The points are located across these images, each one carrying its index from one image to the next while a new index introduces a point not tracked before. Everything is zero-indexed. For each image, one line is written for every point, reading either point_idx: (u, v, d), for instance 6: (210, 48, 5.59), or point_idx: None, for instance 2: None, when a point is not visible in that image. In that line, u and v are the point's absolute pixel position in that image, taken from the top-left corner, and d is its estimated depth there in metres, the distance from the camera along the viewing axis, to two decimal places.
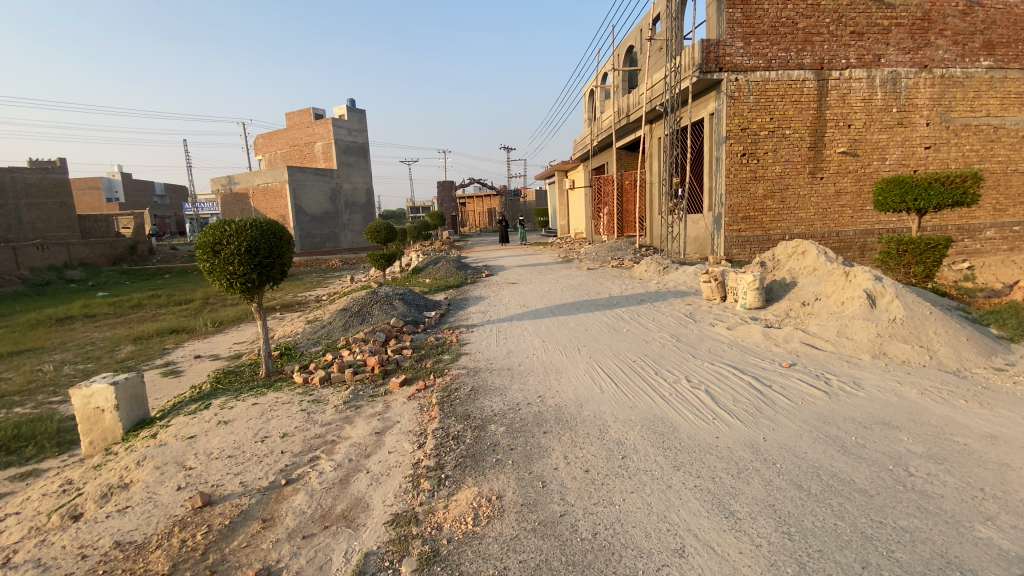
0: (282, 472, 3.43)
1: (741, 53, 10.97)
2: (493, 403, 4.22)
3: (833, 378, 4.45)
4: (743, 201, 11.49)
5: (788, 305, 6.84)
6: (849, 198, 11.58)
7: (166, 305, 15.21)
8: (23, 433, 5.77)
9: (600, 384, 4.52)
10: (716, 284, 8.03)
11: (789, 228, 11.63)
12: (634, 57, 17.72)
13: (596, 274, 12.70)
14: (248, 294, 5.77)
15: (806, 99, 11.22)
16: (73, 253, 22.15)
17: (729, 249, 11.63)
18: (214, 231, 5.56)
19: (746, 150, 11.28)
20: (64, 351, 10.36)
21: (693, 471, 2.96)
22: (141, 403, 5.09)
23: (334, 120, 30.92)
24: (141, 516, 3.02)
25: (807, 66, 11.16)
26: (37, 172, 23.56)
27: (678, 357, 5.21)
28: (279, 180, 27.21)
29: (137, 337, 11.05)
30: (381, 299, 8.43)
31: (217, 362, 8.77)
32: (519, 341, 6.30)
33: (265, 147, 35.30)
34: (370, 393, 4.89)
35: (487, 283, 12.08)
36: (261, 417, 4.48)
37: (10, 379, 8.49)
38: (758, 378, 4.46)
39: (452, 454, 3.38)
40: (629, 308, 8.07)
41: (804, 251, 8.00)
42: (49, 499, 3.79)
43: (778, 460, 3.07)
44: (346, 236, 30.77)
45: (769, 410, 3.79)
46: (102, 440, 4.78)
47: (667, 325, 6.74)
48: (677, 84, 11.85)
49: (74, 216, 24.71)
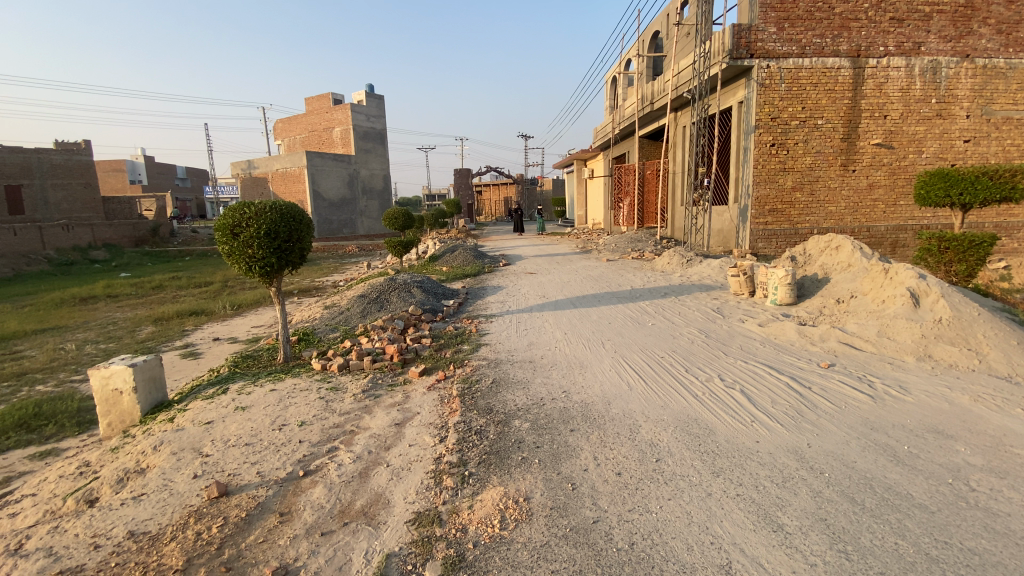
0: (300, 463, 3.31)
1: (774, 39, 10.52)
2: (516, 397, 4.06)
3: (876, 381, 4.20)
4: (771, 194, 11.07)
5: (820, 302, 6.56)
6: (882, 192, 11.10)
7: (186, 287, 15.34)
8: (44, 412, 5.86)
9: (628, 380, 4.32)
10: (745, 279, 7.74)
11: (817, 222, 11.21)
12: (659, 43, 17.24)
13: (616, 265, 12.44)
14: (267, 278, 5.68)
15: (841, 88, 10.74)
16: (97, 233, 22.45)
17: (754, 243, 11.27)
18: (233, 213, 5.45)
19: (776, 140, 10.86)
20: (86, 330, 10.47)
21: (733, 478, 2.78)
22: (160, 385, 5.05)
23: (353, 106, 30.78)
24: (156, 505, 2.93)
25: (842, 53, 10.66)
26: (63, 154, 23.88)
27: (708, 354, 4.98)
28: (298, 165, 27.28)
29: (157, 318, 11.13)
30: (399, 287, 8.30)
31: (235, 345, 8.76)
32: (540, 334, 6.11)
33: (284, 132, 35.36)
34: (389, 383, 4.77)
35: (505, 273, 11.92)
36: (279, 404, 4.39)
37: (34, 357, 8.59)
38: (797, 379, 4.23)
39: (476, 450, 3.22)
40: (653, 302, 7.83)
41: (839, 246, 7.67)
42: (65, 481, 3.82)
43: (826, 469, 2.86)
44: (363, 222, 30.80)
45: (811, 414, 3.57)
46: (121, 422, 4.75)
47: (694, 320, 6.51)
48: (706, 70, 11.44)
49: (98, 198, 25.06)
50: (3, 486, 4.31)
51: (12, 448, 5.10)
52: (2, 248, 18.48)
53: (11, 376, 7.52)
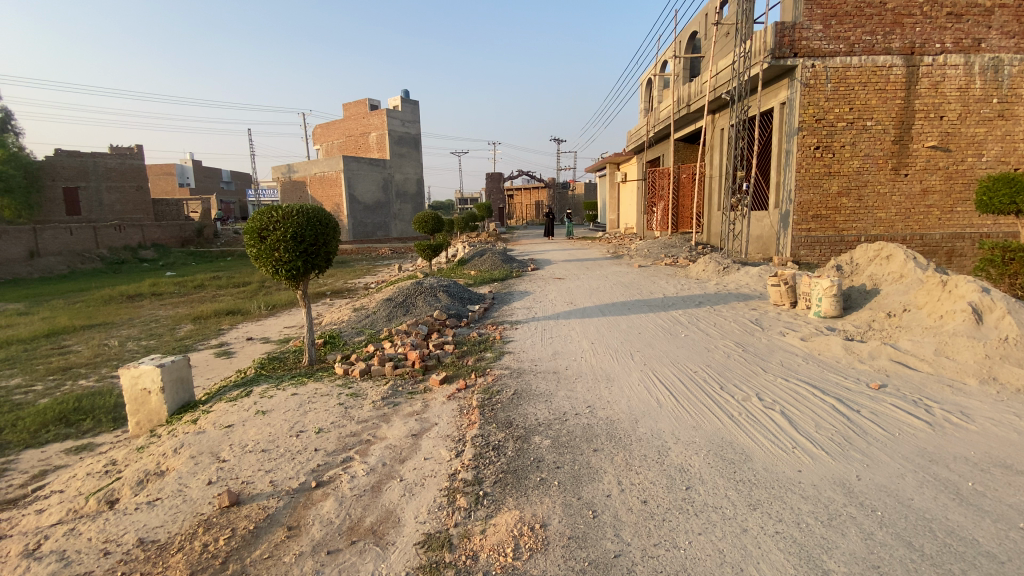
0: (313, 473, 3.23)
1: (820, 37, 10.02)
2: (538, 411, 3.88)
3: (932, 406, 3.83)
4: (814, 199, 10.52)
5: (869, 315, 6.13)
6: (936, 197, 10.39)
7: (225, 287, 15.81)
8: (83, 406, 6.06)
9: (657, 396, 4.08)
10: (786, 289, 7.33)
11: (865, 229, 10.59)
12: (698, 44, 16.79)
13: (648, 272, 12.10)
14: (293, 282, 5.69)
15: (893, 88, 10.11)
16: (147, 234, 23.50)
17: (796, 250, 10.72)
18: (261, 217, 5.49)
19: (821, 143, 10.32)
20: (131, 327, 10.87)
21: (772, 513, 2.53)
22: (187, 385, 5.11)
23: (389, 111, 31.28)
24: (169, 512, 2.89)
25: (894, 51, 10.05)
26: (117, 158, 25.17)
27: (746, 370, 4.67)
28: (335, 169, 27.94)
29: (196, 317, 11.47)
30: (425, 291, 8.25)
31: (266, 345, 8.90)
32: (566, 343, 5.91)
33: (323, 137, 36.26)
34: (409, 390, 4.67)
35: (533, 277, 11.75)
36: (299, 409, 4.34)
37: (80, 352, 8.95)
38: (843, 401, 3.89)
39: (492, 468, 3.07)
40: (686, 311, 7.51)
41: (890, 255, 7.17)
42: (92, 479, 3.88)
43: (878, 507, 2.58)
44: (396, 225, 31.25)
45: (860, 441, 3.25)
46: (148, 421, 4.82)
47: (731, 331, 6.18)
48: (746, 70, 11.01)
49: (148, 200, 26.29)
50: (38, 479, 4.43)
51: (51, 441, 5.27)
52: (60, 246, 19.56)
53: (56, 370, 7.84)
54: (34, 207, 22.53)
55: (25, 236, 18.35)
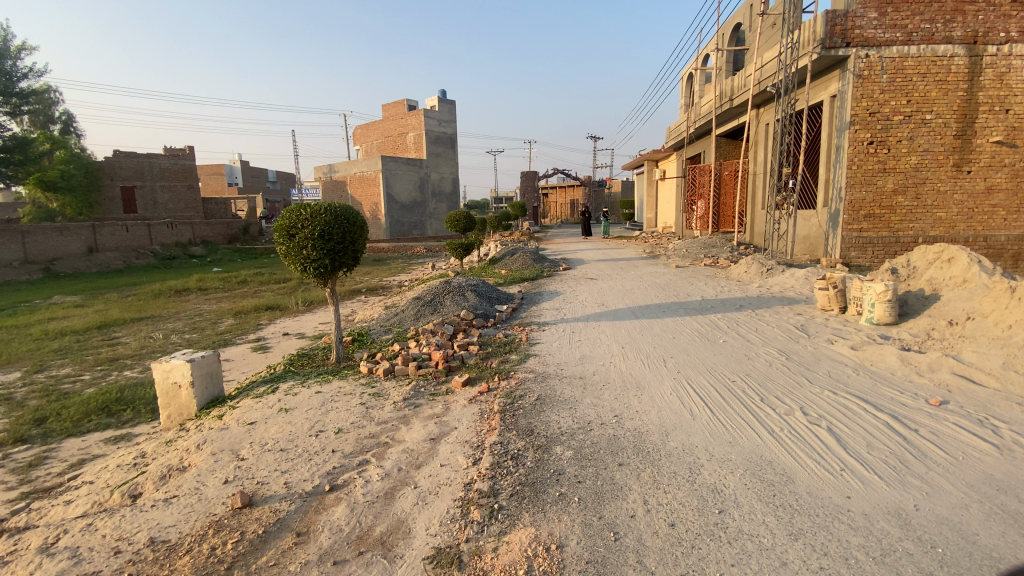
0: (327, 476, 3.14)
1: (874, 25, 9.41)
2: (562, 419, 3.70)
3: (1000, 424, 3.41)
4: (867, 197, 9.84)
5: (928, 324, 5.64)
6: (1003, 196, 9.56)
7: (266, 283, 16.28)
8: (124, 396, 6.28)
9: (690, 407, 3.83)
10: (835, 293, 6.86)
11: (922, 229, 9.84)
12: (741, 36, 16.15)
13: (685, 272, 11.67)
14: (321, 279, 5.70)
15: (954, 79, 9.36)
16: (196, 231, 24.53)
17: (846, 251, 10.08)
18: (290, 214, 5.52)
19: (874, 138, 9.65)
20: (176, 320, 11.31)
21: (816, 545, 2.26)
22: (217, 380, 5.19)
23: (426, 111, 31.57)
24: (182, 511, 2.90)
25: (956, 39, 9.31)
26: (170, 159, 26.40)
27: (788, 381, 4.34)
28: (373, 169, 28.48)
29: (237, 312, 11.82)
30: (454, 290, 8.17)
31: (299, 341, 9.03)
32: (595, 346, 5.69)
33: (362, 137, 36.96)
34: (431, 392, 4.56)
35: (565, 277, 11.52)
36: (321, 408, 4.28)
37: (128, 344, 9.34)
38: (897, 419, 3.52)
39: (510, 479, 2.91)
40: (725, 315, 7.14)
41: (952, 258, 6.60)
42: (120, 472, 3.97)
43: (938, 543, 2.27)
44: (431, 223, 31.59)
45: (918, 465, 2.91)
46: (179, 414, 4.93)
47: (773, 338, 5.81)
48: (793, 61, 10.44)
49: (198, 198, 27.48)
50: (76, 468, 4.58)
51: (92, 430, 5.47)
52: (117, 243, 20.65)
53: (105, 361, 8.19)
54: (95, 205, 23.91)
55: (85, 233, 19.46)
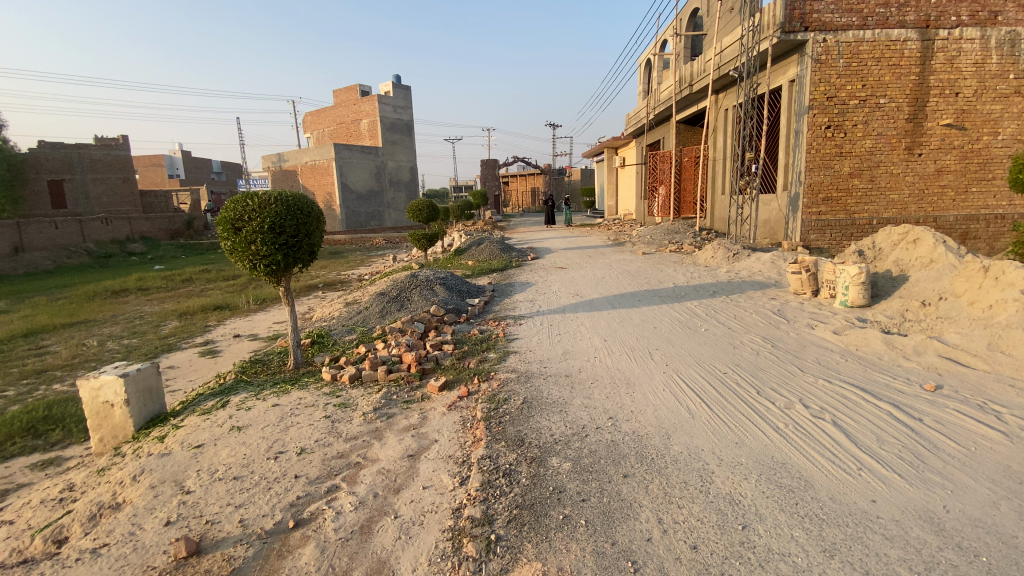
0: (291, 510, 2.70)
1: (831, 10, 9.46)
2: (553, 425, 3.38)
3: (1001, 409, 3.34)
4: (825, 180, 9.97)
5: (901, 305, 5.66)
6: (951, 177, 9.88)
7: (215, 280, 15.18)
8: (52, 414, 5.52)
9: (687, 405, 3.59)
10: (808, 276, 6.83)
11: (877, 211, 10.07)
12: (699, 22, 16.18)
13: (654, 259, 11.60)
14: (273, 277, 5.14)
15: (907, 63, 9.55)
16: (135, 227, 22.73)
17: (806, 234, 10.21)
18: (234, 206, 4.91)
19: (832, 122, 9.77)
20: (113, 325, 10.28)
21: (854, 563, 2.04)
22: (157, 396, 4.57)
23: (380, 97, 30.28)
24: (114, 566, 2.43)
25: (909, 24, 9.50)
26: (102, 149, 24.32)
27: (781, 371, 4.18)
28: (326, 158, 27.23)
29: (182, 313, 10.88)
30: (422, 284, 7.71)
31: (254, 343, 8.35)
32: (577, 340, 5.39)
33: (312, 124, 35.26)
34: (405, 399, 4.15)
35: (534, 267, 11.22)
36: (279, 424, 3.79)
37: (57, 353, 8.37)
38: (899, 408, 3.40)
39: (505, 502, 2.56)
40: (702, 302, 7.01)
41: (918, 239, 6.70)
42: (43, 511, 3.38)
43: (980, 551, 2.08)
44: (390, 214, 30.60)
45: (935, 460, 2.76)
46: (113, 437, 4.31)
47: (755, 324, 5.68)
48: (754, 45, 10.40)
49: (136, 191, 25.50)
50: None
51: (16, 454, 4.75)
52: (45, 241, 18.86)
53: (30, 373, 7.28)
54: (18, 200, 21.76)
55: (8, 232, 17.67)
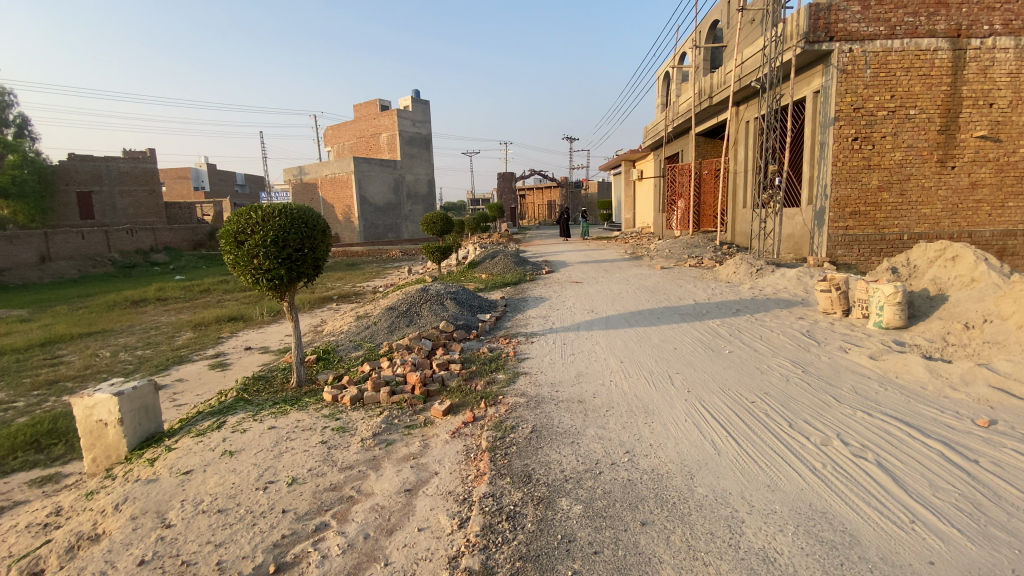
0: (273, 551, 2.47)
1: (858, 19, 9.15)
2: (563, 459, 3.10)
3: None
4: (853, 194, 9.56)
5: (942, 328, 5.24)
6: (987, 191, 9.39)
7: (232, 291, 15.23)
8: (55, 428, 5.41)
9: (712, 439, 3.27)
10: (838, 295, 6.43)
11: (908, 226, 9.61)
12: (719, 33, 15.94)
13: (673, 274, 11.24)
14: (276, 292, 4.97)
15: (938, 73, 9.14)
16: (158, 237, 23.14)
17: (833, 250, 9.77)
18: (238, 219, 4.79)
19: (859, 134, 9.38)
20: (129, 335, 10.27)
21: None
22: (153, 414, 4.41)
23: (399, 111, 30.60)
24: None
25: (939, 33, 9.11)
26: (130, 162, 24.92)
27: (815, 401, 3.83)
28: (345, 171, 27.52)
29: (197, 324, 10.85)
30: (432, 299, 7.50)
31: (263, 357, 8.21)
32: (590, 361, 5.11)
33: (333, 138, 35.78)
34: (406, 424, 3.91)
35: (549, 282, 10.95)
36: (273, 449, 3.58)
37: (71, 363, 8.35)
38: (950, 447, 3.05)
39: (507, 552, 2.29)
40: (725, 321, 6.66)
41: (957, 257, 6.29)
42: (23, 539, 3.20)
43: None
44: (407, 226, 30.72)
45: (998, 510, 2.42)
46: (106, 458, 4.14)
47: (782, 347, 5.32)
48: (777, 55, 10.10)
49: (160, 203, 26.02)
50: None
51: (15, 470, 4.61)
52: (71, 251, 19.25)
53: (42, 384, 7.23)
54: (48, 210, 22.33)
55: (36, 241, 18.05)
